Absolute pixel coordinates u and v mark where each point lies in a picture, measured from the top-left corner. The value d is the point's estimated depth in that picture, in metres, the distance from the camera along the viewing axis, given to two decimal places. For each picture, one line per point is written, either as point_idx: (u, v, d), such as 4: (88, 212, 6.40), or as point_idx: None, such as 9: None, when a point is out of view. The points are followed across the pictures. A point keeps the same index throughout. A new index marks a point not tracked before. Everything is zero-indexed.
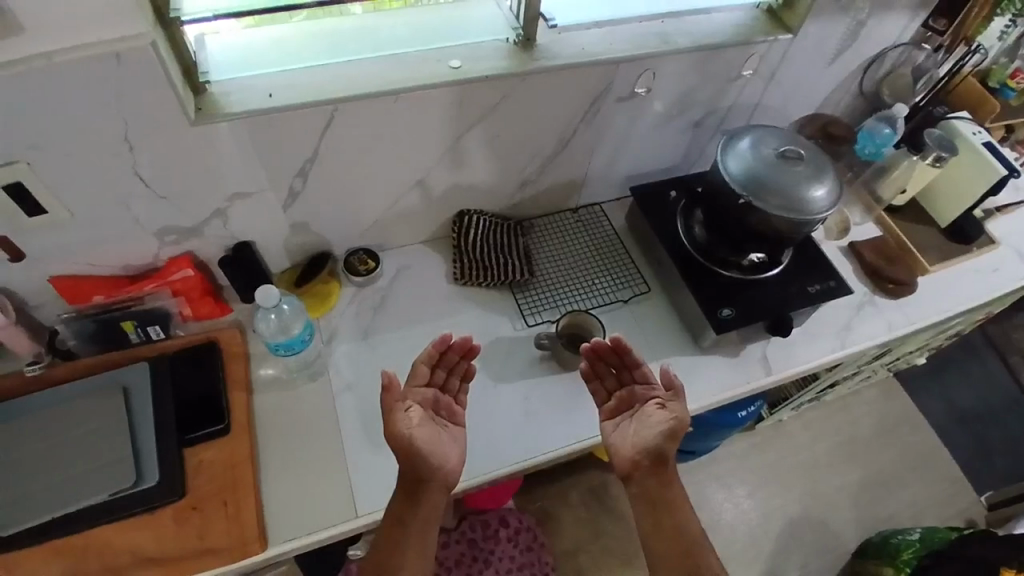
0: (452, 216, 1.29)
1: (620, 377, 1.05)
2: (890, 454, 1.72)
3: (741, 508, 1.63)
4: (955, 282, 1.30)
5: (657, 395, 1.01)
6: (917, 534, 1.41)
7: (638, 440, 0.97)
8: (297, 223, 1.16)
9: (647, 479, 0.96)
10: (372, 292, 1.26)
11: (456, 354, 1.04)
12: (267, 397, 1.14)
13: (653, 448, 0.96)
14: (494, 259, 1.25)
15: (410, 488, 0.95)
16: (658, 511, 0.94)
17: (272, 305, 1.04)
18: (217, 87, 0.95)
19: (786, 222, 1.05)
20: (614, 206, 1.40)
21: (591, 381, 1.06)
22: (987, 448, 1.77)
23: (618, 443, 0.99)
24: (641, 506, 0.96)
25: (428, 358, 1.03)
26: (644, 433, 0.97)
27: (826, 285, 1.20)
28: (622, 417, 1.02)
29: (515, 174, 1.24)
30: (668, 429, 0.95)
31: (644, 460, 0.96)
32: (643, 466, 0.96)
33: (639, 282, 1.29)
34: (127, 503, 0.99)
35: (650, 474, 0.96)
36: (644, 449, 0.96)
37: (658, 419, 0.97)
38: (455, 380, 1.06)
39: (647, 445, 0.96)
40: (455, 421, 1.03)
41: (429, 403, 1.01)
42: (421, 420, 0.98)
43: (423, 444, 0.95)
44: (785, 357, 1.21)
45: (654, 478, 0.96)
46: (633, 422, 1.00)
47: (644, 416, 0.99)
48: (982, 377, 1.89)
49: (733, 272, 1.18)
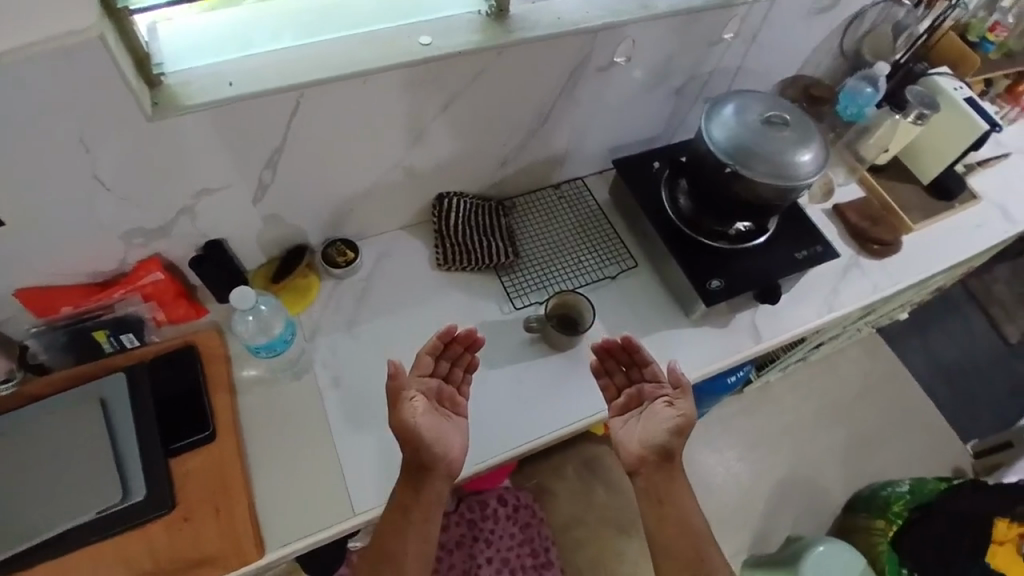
0: (431, 200, 1.25)
1: (628, 375, 1.06)
2: (880, 402, 1.70)
3: (731, 470, 1.60)
4: (939, 240, 1.30)
5: (664, 390, 1.01)
6: (906, 485, 1.41)
7: (646, 436, 0.97)
8: (269, 217, 1.11)
9: (654, 475, 0.97)
10: (353, 284, 1.21)
11: (460, 346, 1.03)
12: (251, 398, 1.09)
13: (661, 444, 0.96)
14: (477, 241, 1.22)
15: (415, 476, 0.93)
16: (664, 505, 0.95)
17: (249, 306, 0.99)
18: (174, 79, 0.88)
19: (772, 188, 1.04)
20: (596, 179, 1.37)
21: (601, 378, 1.06)
22: (971, 397, 1.75)
23: (625, 438, 1.00)
24: (647, 500, 0.97)
25: (432, 349, 1.01)
26: (652, 429, 0.97)
27: (814, 251, 1.19)
28: (630, 413, 1.02)
29: (493, 152, 1.20)
30: (675, 426, 0.95)
31: (651, 456, 0.97)
32: (649, 461, 0.97)
33: (627, 257, 1.26)
34: (116, 519, 0.96)
35: (657, 469, 0.97)
36: (651, 445, 0.97)
37: (667, 416, 0.97)
38: (459, 370, 1.03)
39: (654, 442, 0.96)
40: (458, 412, 1.01)
41: (432, 394, 0.99)
42: (425, 409, 0.96)
43: (426, 433, 0.94)
44: (773, 324, 1.21)
45: (660, 474, 0.97)
46: (641, 419, 0.99)
47: (653, 413, 0.99)
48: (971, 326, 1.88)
49: (721, 242, 1.17)
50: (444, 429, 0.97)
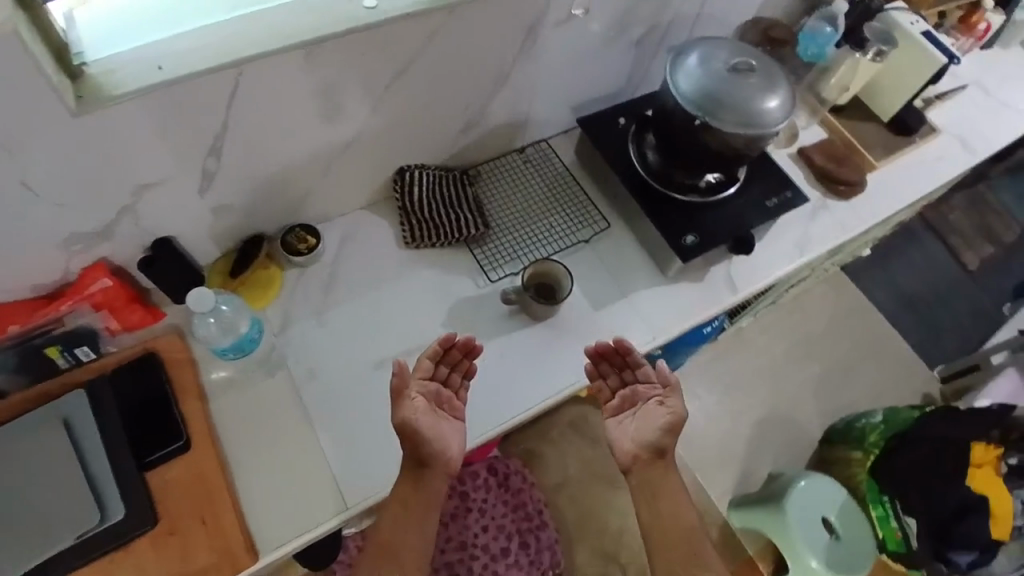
0: (391, 174, 1.19)
1: (621, 376, 1.05)
2: (848, 338, 1.74)
3: (711, 417, 1.63)
4: (900, 178, 1.31)
5: (655, 386, 1.02)
6: (880, 415, 1.46)
7: (640, 435, 0.99)
8: (219, 208, 1.04)
9: (647, 473, 1.00)
10: (318, 270, 1.15)
11: (459, 352, 1.00)
12: (224, 401, 1.04)
13: (654, 444, 0.98)
14: (444, 214, 1.17)
15: (415, 471, 0.94)
16: (658, 502, 0.99)
17: (208, 307, 0.93)
18: (97, 67, 0.80)
19: (741, 137, 1.02)
20: (561, 139, 1.32)
21: (596, 382, 1.05)
22: (933, 324, 1.82)
23: (619, 438, 1.01)
24: (640, 497, 1.00)
25: (433, 354, 0.99)
26: (645, 430, 0.99)
27: (784, 197, 1.18)
28: (625, 415, 1.02)
29: (452, 120, 1.14)
30: (667, 425, 0.97)
31: (645, 454, 0.99)
32: (642, 459, 0.99)
33: (599, 218, 1.24)
34: (96, 542, 0.91)
35: (650, 467, 0.99)
36: (644, 444, 0.99)
37: (660, 418, 0.98)
38: (457, 377, 1.00)
39: (648, 441, 0.98)
40: (456, 415, 0.99)
41: (428, 398, 0.97)
42: (423, 412, 0.95)
43: (426, 431, 0.94)
44: (749, 275, 1.20)
45: (653, 471, 0.99)
46: (635, 420, 1.01)
47: (646, 414, 1.00)
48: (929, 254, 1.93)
49: (692, 196, 1.15)
50: (442, 431, 0.97)
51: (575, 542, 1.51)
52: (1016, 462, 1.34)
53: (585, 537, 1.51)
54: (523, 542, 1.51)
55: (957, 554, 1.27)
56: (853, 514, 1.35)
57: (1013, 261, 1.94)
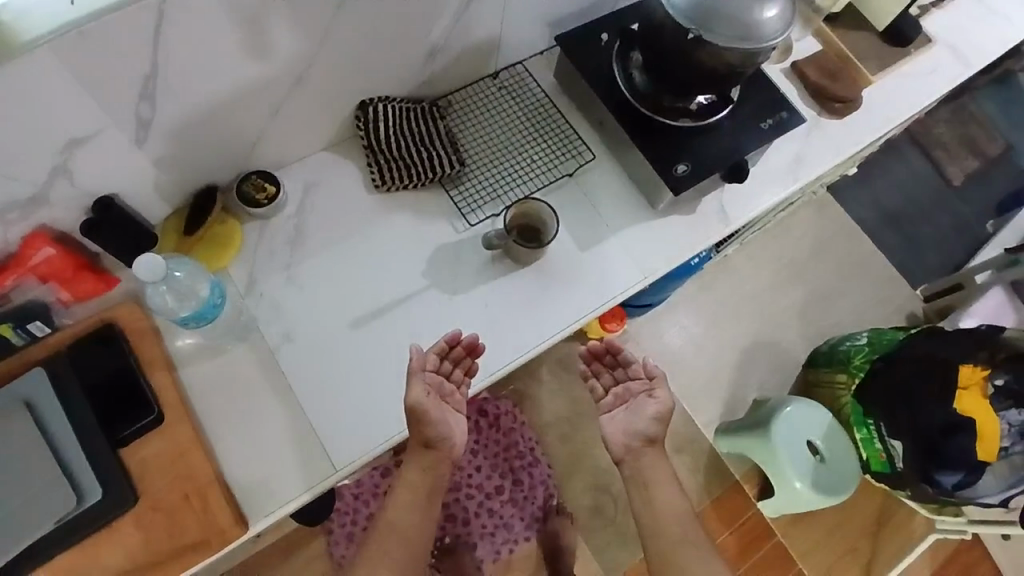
0: (353, 110, 1.08)
1: (615, 377, 1.11)
2: (833, 260, 1.72)
3: (697, 347, 1.62)
4: (895, 90, 1.25)
5: (642, 380, 1.09)
6: (864, 339, 1.49)
7: (631, 426, 1.06)
8: (162, 160, 0.94)
9: (642, 461, 1.06)
10: (283, 222, 1.06)
11: (461, 351, 0.99)
12: (196, 369, 0.97)
13: (645, 432, 1.05)
14: (416, 153, 1.08)
15: (423, 452, 0.99)
16: (649, 491, 1.05)
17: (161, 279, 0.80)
18: (7, 10, 0.71)
19: (737, 53, 0.94)
20: (537, 61, 1.20)
21: (589, 382, 1.12)
22: (916, 241, 1.80)
23: (612, 431, 1.07)
24: (635, 487, 1.06)
25: (439, 350, 0.97)
26: (637, 421, 1.06)
27: (779, 118, 1.11)
28: (617, 409, 1.08)
29: (415, 47, 1.03)
30: (658, 414, 1.05)
31: (638, 443, 1.06)
32: (635, 449, 1.06)
33: (583, 149, 1.15)
34: (77, 525, 0.86)
35: (644, 452, 1.06)
36: (634, 433, 1.06)
37: (650, 408, 1.05)
38: (459, 372, 1.00)
39: (639, 430, 1.05)
40: (455, 407, 1.00)
41: (434, 391, 0.97)
42: (433, 403, 0.95)
43: (434, 414, 0.95)
44: (741, 204, 1.15)
45: (648, 458, 1.06)
46: (627, 412, 1.07)
47: (637, 406, 1.06)
48: (914, 168, 1.87)
49: (683, 120, 1.07)
50: (451, 424, 0.99)
51: (569, 476, 1.53)
52: (1004, 382, 1.33)
53: (578, 471, 1.53)
54: (517, 480, 1.51)
55: (941, 475, 1.29)
56: (838, 434, 1.44)
57: (997, 174, 1.91)
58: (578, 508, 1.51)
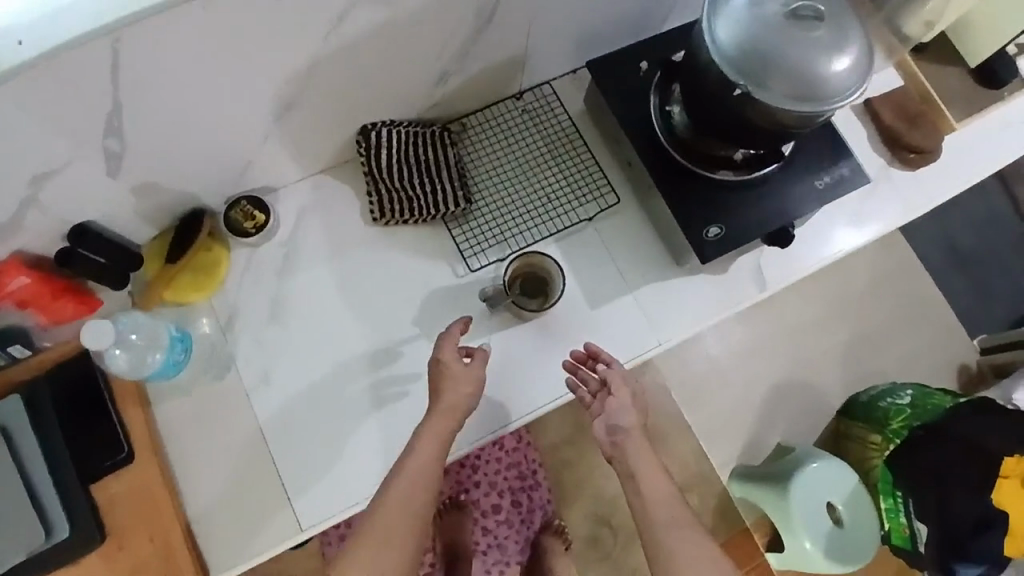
0: (355, 134, 0.98)
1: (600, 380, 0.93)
2: (887, 300, 1.55)
3: (721, 383, 1.50)
4: (974, 145, 1.09)
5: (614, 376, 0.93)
6: (908, 398, 1.35)
7: (613, 420, 0.91)
8: (142, 187, 0.87)
9: (631, 449, 0.90)
10: (271, 251, 0.99)
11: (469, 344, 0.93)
12: (172, 405, 0.94)
13: (627, 422, 0.91)
14: (420, 186, 0.98)
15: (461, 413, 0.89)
16: (637, 482, 0.89)
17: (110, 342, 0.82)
18: None
19: (795, 115, 0.79)
20: (568, 82, 1.07)
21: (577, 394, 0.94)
22: (983, 287, 1.60)
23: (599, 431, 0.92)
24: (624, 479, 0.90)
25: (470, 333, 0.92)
26: (617, 412, 0.91)
27: (838, 175, 0.96)
28: (600, 410, 0.92)
29: (423, 69, 0.92)
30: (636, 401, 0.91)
31: (620, 437, 0.91)
32: (620, 443, 0.91)
33: (607, 191, 1.03)
34: (43, 560, 0.85)
35: (632, 440, 0.91)
36: (618, 426, 0.91)
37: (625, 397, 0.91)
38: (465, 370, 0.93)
39: (621, 421, 0.91)
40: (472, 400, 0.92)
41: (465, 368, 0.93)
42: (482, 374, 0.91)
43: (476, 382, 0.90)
44: (782, 267, 1.02)
45: (638, 446, 0.90)
46: (607, 410, 0.92)
47: (614, 401, 0.91)
48: (993, 203, 1.66)
49: (725, 173, 0.94)
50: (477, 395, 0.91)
51: (570, 504, 1.49)
52: None
53: (581, 500, 1.49)
54: (516, 501, 1.44)
55: (962, 568, 1.18)
56: (863, 501, 1.33)
57: None
58: (576, 536, 1.48)
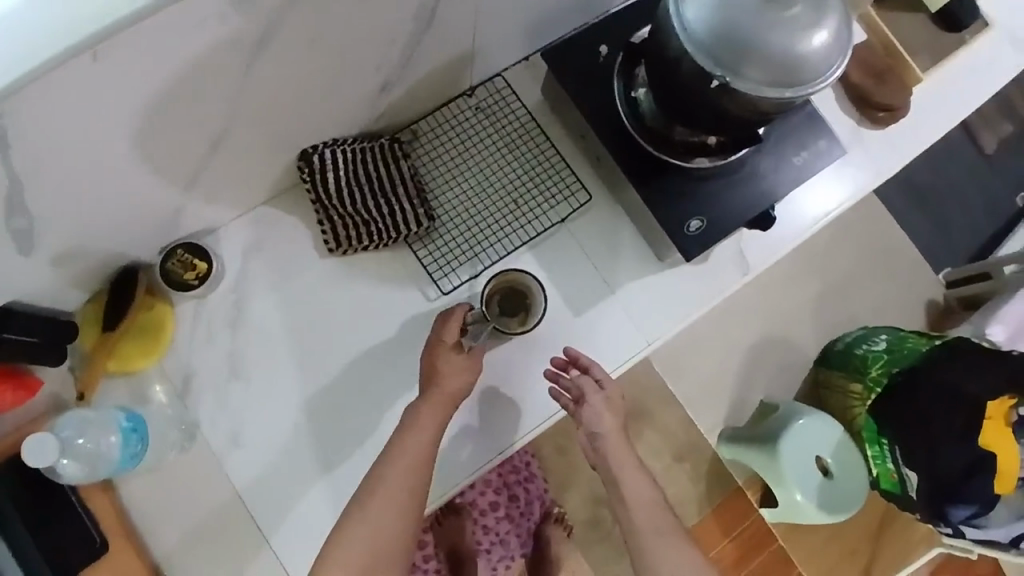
0: (295, 159, 0.88)
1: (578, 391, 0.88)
2: (854, 246, 1.55)
3: (702, 351, 1.50)
4: (942, 94, 1.05)
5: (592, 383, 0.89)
6: (883, 344, 1.36)
7: (593, 426, 0.87)
8: (61, 258, 0.76)
9: (612, 454, 0.88)
10: (221, 299, 0.90)
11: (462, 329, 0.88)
12: (139, 484, 0.86)
13: (609, 426, 0.88)
14: (376, 208, 0.89)
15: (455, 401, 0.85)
16: (619, 485, 0.87)
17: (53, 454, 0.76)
18: None
19: (774, 102, 0.73)
20: (521, 70, 0.98)
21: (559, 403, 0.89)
22: (944, 222, 1.62)
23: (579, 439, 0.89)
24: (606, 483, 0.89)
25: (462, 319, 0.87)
26: (596, 418, 0.87)
27: (816, 148, 0.92)
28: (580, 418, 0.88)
29: (363, 82, 0.82)
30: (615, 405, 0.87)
31: (599, 444, 0.88)
32: (599, 450, 0.88)
33: (576, 188, 0.96)
34: None
35: (613, 444, 0.88)
36: (598, 431, 0.88)
37: (603, 402, 0.87)
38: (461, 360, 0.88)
39: (599, 427, 0.88)
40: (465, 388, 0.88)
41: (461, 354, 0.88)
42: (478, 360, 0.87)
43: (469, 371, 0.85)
44: (763, 247, 0.98)
45: (620, 451, 0.88)
46: (586, 418, 0.87)
47: (593, 408, 0.87)
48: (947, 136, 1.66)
49: (702, 160, 0.88)
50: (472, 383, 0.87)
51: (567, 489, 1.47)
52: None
53: (575, 484, 1.47)
54: (513, 495, 1.41)
55: (954, 508, 1.20)
56: (850, 450, 1.36)
57: None
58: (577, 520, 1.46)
